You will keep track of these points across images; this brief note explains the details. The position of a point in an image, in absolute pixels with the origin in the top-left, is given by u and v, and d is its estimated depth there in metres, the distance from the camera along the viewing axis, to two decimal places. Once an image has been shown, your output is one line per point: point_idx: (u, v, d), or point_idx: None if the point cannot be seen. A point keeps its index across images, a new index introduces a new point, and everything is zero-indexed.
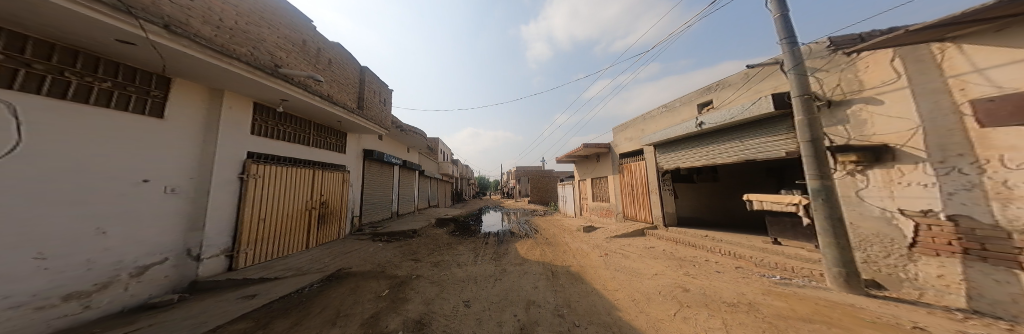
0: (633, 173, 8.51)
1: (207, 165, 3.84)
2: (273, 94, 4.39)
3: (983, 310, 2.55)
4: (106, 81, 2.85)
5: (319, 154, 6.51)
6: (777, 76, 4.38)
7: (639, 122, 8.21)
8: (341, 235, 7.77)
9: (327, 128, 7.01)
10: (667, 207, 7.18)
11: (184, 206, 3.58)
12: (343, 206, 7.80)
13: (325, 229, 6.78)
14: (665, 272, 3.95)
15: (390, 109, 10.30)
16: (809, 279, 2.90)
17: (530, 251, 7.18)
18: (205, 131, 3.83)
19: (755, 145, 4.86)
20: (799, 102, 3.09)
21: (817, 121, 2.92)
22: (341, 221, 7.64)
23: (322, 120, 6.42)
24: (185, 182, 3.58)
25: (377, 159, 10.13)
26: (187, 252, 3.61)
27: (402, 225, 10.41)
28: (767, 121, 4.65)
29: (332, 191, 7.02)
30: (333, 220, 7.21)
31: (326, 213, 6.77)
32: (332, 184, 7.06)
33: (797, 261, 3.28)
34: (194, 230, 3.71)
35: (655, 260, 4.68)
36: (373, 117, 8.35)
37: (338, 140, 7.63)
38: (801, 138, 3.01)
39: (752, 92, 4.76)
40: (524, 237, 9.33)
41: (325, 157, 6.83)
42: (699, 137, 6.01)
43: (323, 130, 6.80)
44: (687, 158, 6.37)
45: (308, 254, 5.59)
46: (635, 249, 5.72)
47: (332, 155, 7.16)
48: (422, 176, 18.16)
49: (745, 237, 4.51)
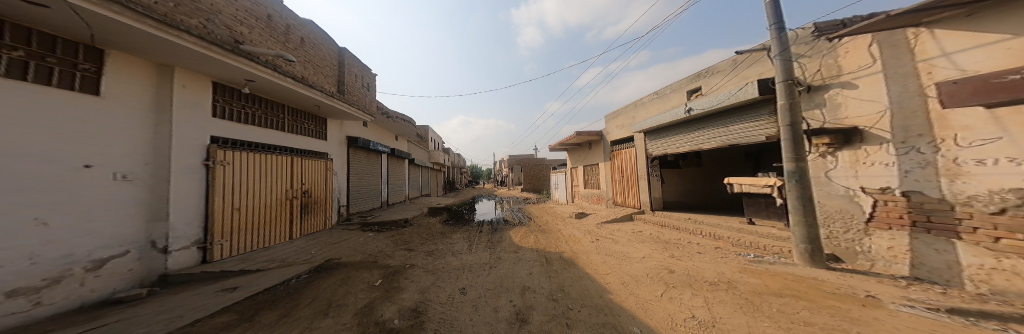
0: (623, 161, 8.64)
1: (162, 152, 3.62)
2: (233, 72, 4.10)
3: (922, 276, 2.83)
4: (18, 50, 2.49)
5: (296, 140, 6.25)
6: (762, 62, 4.40)
7: (631, 109, 8.26)
8: (329, 226, 7.63)
9: (303, 113, 6.68)
10: (655, 193, 7.40)
11: (142, 194, 3.39)
12: (329, 195, 7.61)
13: (310, 219, 6.65)
14: (652, 253, 4.23)
15: (374, 94, 9.89)
16: (778, 256, 3.05)
17: (524, 239, 7.31)
18: (156, 115, 3.57)
19: (737, 130, 4.99)
20: (782, 87, 3.11)
21: (797, 105, 2.97)
22: (326, 210, 7.47)
23: (296, 104, 6.12)
24: (139, 170, 3.37)
25: (364, 147, 9.82)
26: (151, 244, 3.47)
27: (393, 215, 10.28)
28: (749, 106, 4.75)
29: (314, 180, 6.81)
30: (318, 210, 7.06)
31: (310, 203, 6.61)
32: (314, 173, 6.85)
33: (769, 239, 3.45)
34: (156, 220, 3.55)
35: (642, 244, 4.88)
36: (355, 102, 8.01)
37: (316, 126, 7.31)
38: (783, 122, 3.06)
39: (739, 78, 4.80)
40: (518, 225, 9.46)
41: (303, 144, 6.53)
42: (687, 124, 6.11)
43: (299, 115, 6.47)
44: (674, 144, 6.51)
45: (293, 245, 5.50)
46: (624, 234, 5.91)
47: (311, 141, 6.89)
48: (414, 166, 17.86)
49: (726, 219, 4.72)
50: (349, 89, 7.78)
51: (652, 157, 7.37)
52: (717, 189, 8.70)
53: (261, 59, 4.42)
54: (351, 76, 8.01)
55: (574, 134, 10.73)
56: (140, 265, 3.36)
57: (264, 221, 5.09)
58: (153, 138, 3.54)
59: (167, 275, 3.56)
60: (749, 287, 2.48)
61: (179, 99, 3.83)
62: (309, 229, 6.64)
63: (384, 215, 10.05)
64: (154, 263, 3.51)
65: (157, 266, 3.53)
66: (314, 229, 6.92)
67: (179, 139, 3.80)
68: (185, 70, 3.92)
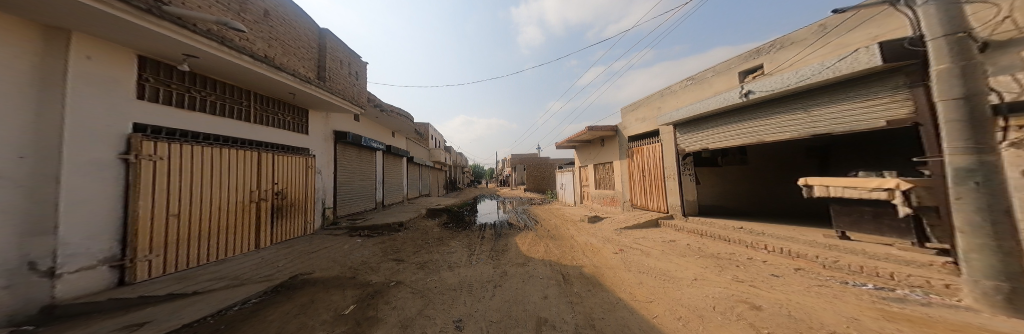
0: (645, 158, 7.81)
1: (47, 139, 2.59)
2: (164, 42, 3.24)
3: None
4: None
5: (264, 134, 5.48)
6: (882, 20, 3.54)
7: (655, 99, 7.50)
8: (311, 231, 6.81)
9: (278, 101, 5.94)
10: (686, 195, 6.53)
11: (16, 199, 2.35)
12: (310, 196, 6.78)
13: (284, 226, 5.82)
14: (704, 275, 3.21)
15: (365, 84, 9.01)
16: (926, 291, 2.08)
17: (532, 247, 6.41)
18: (39, 89, 2.55)
19: (826, 116, 4.13)
20: (944, 45, 2.35)
21: (976, 68, 2.20)
22: (307, 213, 6.68)
23: (267, 90, 5.33)
24: (10, 165, 2.32)
25: (354, 143, 8.90)
26: (29, 265, 2.43)
27: (388, 217, 9.39)
28: (837, 87, 4.00)
29: (290, 179, 5.97)
30: (296, 213, 6.22)
31: (284, 206, 5.78)
32: (292, 170, 6.07)
33: (893, 265, 2.60)
34: (38, 233, 2.52)
35: (684, 258, 4.02)
36: (340, 92, 7.18)
37: (296, 117, 6.53)
38: (947, 95, 2.32)
39: (834, 47, 4.00)
40: (524, 229, 8.58)
41: (275, 139, 5.75)
42: (737, 112, 5.39)
43: (270, 103, 5.72)
44: (720, 135, 5.75)
45: (257, 256, 4.65)
46: (656, 244, 5.05)
47: (290, 136, 6.24)
48: (411, 164, 16.97)
49: (795, 229, 3.89)
50: (331, 76, 6.90)
51: (684, 153, 6.57)
52: (754, 189, 8.07)
53: (199, 26, 3.51)
54: (336, 63, 7.13)
55: (585, 130, 9.88)
56: (15, 294, 2.34)
57: (216, 229, 4.26)
58: (35, 118, 2.52)
59: (56, 305, 2.54)
60: (921, 330, 1.56)
61: (83, 73, 2.88)
62: (282, 237, 5.76)
63: (377, 218, 9.15)
64: (35, 290, 2.47)
65: (40, 295, 2.51)
66: (292, 237, 6.07)
67: (84, 126, 2.88)
68: (93, 38, 2.98)
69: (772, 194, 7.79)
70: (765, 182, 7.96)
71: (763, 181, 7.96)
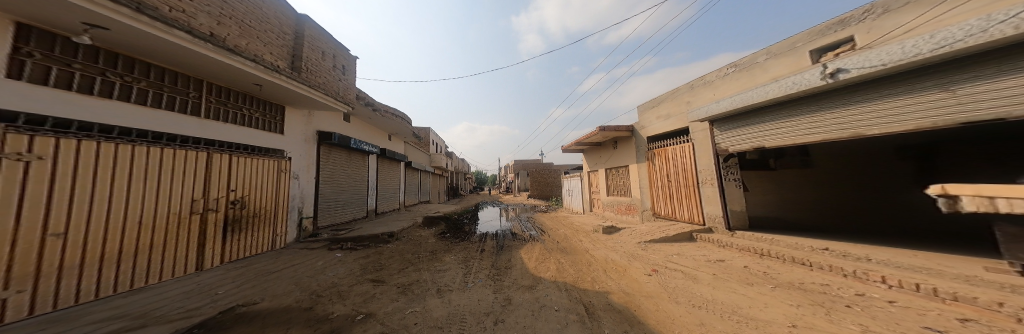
0: (670, 160, 6.98)
1: None
2: (59, 8, 2.50)
3: None
4: None
5: (212, 129, 4.77)
6: None
7: (681, 93, 6.72)
8: (262, 249, 5.97)
9: (236, 93, 5.45)
10: (728, 205, 5.51)
11: None
12: (269, 203, 6.12)
13: (223, 245, 4.85)
14: (806, 320, 2.19)
15: (352, 79, 8.66)
16: None
17: (540, 264, 5.45)
18: None
19: (972, 100, 3.04)
20: None
21: None
22: (264, 226, 6.03)
23: (219, 78, 4.83)
24: None
25: (341, 145, 8.95)
26: None
27: (376, 228, 8.70)
28: (989, 55, 2.91)
29: (241, 184, 5.18)
30: (243, 228, 5.34)
31: (228, 219, 4.90)
32: (247, 173, 5.33)
33: None
34: None
35: (750, 287, 3.01)
36: (318, 83, 6.76)
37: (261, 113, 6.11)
38: None
39: (986, 0, 3.19)
40: (529, 240, 7.57)
41: (227, 136, 5.05)
42: (810, 100, 4.41)
43: (226, 94, 5.18)
44: (787, 129, 4.71)
45: (184, 284, 3.69)
46: (698, 265, 4.03)
47: (251, 133, 5.66)
48: (409, 169, 16.27)
49: (910, 253, 2.91)
50: (307, 66, 6.43)
51: (726, 154, 5.65)
52: (813, 197, 7.38)
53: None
54: (316, 53, 6.74)
55: (596, 130, 9.04)
56: None
57: (132, 249, 3.32)
58: None
59: None
60: None
61: None
62: (218, 259, 4.74)
63: (367, 227, 8.74)
64: None
65: None
66: (232, 258, 5.09)
67: None
68: None
69: (827, 203, 7.24)
70: (827, 188, 7.27)
71: (828, 187, 7.24)
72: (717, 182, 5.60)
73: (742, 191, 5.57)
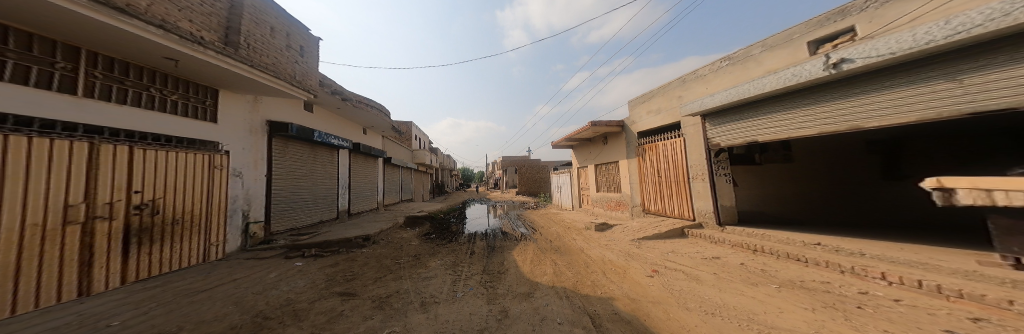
0: (660, 156, 7.25)
1: None
2: None
3: None
4: None
5: (89, 110, 3.74)
6: None
7: (675, 86, 6.90)
8: (191, 261, 4.94)
9: (133, 66, 4.36)
10: (719, 200, 5.66)
11: None
12: (200, 204, 5.11)
13: (124, 261, 3.89)
14: (829, 327, 2.05)
15: (314, 62, 7.47)
16: None
17: (536, 267, 5.11)
18: None
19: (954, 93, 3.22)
20: None
21: None
22: (196, 235, 5.04)
23: (101, 44, 3.70)
24: None
25: (302, 137, 7.73)
26: None
27: (348, 231, 7.72)
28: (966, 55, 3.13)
29: (147, 182, 4.21)
30: (158, 240, 4.36)
31: (129, 228, 3.95)
32: (155, 167, 4.33)
33: None
34: None
35: (756, 288, 2.94)
36: (267, 64, 5.62)
37: (176, 94, 4.97)
38: None
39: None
40: (521, 239, 7.21)
41: (118, 122, 4.07)
42: (801, 94, 4.62)
43: (120, 68, 4.20)
44: (778, 123, 4.95)
45: (48, 321, 2.77)
46: (696, 263, 4.20)
47: (157, 117, 4.61)
48: (387, 165, 15.01)
49: (901, 250, 3.06)
50: (248, 42, 5.22)
51: (717, 149, 5.89)
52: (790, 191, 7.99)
53: None
54: (262, 28, 5.52)
55: (586, 126, 8.95)
56: None
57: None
58: None
59: None
60: None
61: None
62: (116, 280, 3.76)
63: (337, 231, 7.74)
64: None
65: None
66: (140, 277, 4.09)
67: None
68: None
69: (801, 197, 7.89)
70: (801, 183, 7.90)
71: (801, 181, 7.88)
72: (709, 178, 5.81)
73: (731, 186, 5.73)
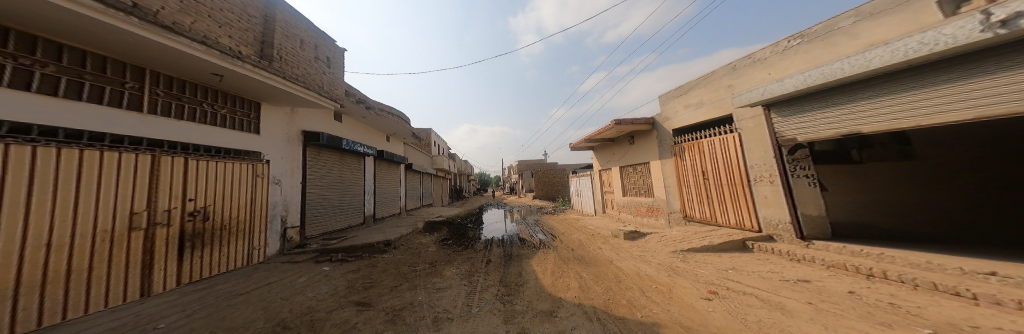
0: (705, 154, 6.19)
1: None
2: None
3: None
4: None
5: (154, 126, 4.02)
6: None
7: (720, 77, 5.76)
8: (236, 265, 5.19)
9: (191, 84, 4.70)
10: (795, 207, 4.54)
11: None
12: (244, 211, 5.37)
13: (180, 264, 4.13)
14: None
15: (339, 73, 7.84)
16: None
17: (558, 281, 4.48)
18: None
19: None
20: None
21: None
22: (241, 240, 5.30)
23: (163, 65, 4.01)
24: None
25: (331, 145, 8.10)
26: None
27: (372, 236, 7.83)
28: None
29: (200, 191, 4.46)
30: (209, 244, 4.61)
31: (184, 234, 4.18)
32: (207, 178, 4.60)
33: None
34: None
35: (892, 332, 2.04)
36: (298, 76, 5.96)
37: (225, 107, 5.24)
38: None
39: None
40: (540, 247, 6.63)
41: (179, 136, 4.38)
42: (954, 64, 3.11)
43: (180, 86, 4.52)
44: (899, 111, 3.51)
45: (109, 321, 2.92)
46: (773, 286, 3.26)
47: (209, 130, 4.88)
48: (409, 171, 15.45)
49: None
50: (280, 55, 5.55)
51: (793, 146, 4.68)
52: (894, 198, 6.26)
53: None
54: (292, 41, 5.87)
55: (610, 124, 8.10)
56: None
57: (41, 274, 2.63)
58: None
59: None
60: None
61: None
62: (172, 281, 3.99)
63: (362, 235, 7.91)
64: None
65: None
66: (193, 279, 4.34)
67: None
68: None
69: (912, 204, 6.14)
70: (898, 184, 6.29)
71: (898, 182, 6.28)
72: (780, 180, 4.67)
73: (816, 190, 4.54)
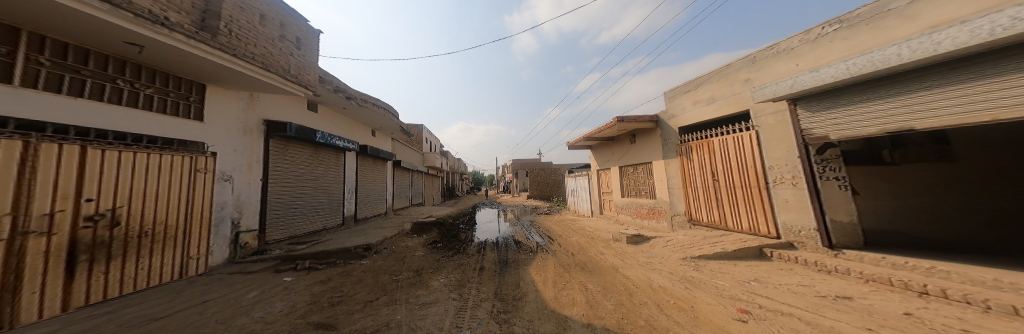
0: (716, 154, 5.88)
1: None
2: None
3: None
4: None
5: (32, 103, 2.78)
6: None
7: (739, 68, 5.41)
8: (162, 280, 3.92)
9: (95, 54, 3.48)
10: (818, 212, 4.22)
11: None
12: (177, 214, 4.10)
13: (69, 283, 2.82)
14: None
15: (312, 58, 6.91)
16: None
17: (562, 294, 3.93)
18: None
19: None
20: None
21: None
22: (171, 247, 4.04)
23: (51, 25, 2.87)
24: None
25: (303, 137, 7.11)
26: None
27: (351, 239, 6.95)
28: None
29: (108, 187, 3.19)
30: (121, 255, 3.34)
31: (75, 244, 2.88)
32: (122, 174, 3.35)
33: None
34: None
35: None
36: (254, 55, 5.00)
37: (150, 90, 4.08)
38: None
39: None
40: (539, 251, 6.07)
41: (77, 118, 3.16)
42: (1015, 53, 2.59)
43: (77, 56, 3.32)
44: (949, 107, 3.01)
45: None
46: (811, 303, 2.86)
47: (125, 113, 3.68)
48: (397, 169, 14.41)
49: None
50: (230, 29, 4.60)
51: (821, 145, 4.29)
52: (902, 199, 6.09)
53: None
54: (246, 14, 4.93)
55: (610, 122, 7.65)
56: None
57: None
58: None
59: None
60: None
61: None
62: (55, 306, 2.68)
63: (339, 238, 6.99)
64: None
65: None
66: (93, 301, 3.04)
67: None
68: None
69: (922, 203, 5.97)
70: None
71: None
72: (806, 183, 4.35)
73: (848, 194, 4.18)
